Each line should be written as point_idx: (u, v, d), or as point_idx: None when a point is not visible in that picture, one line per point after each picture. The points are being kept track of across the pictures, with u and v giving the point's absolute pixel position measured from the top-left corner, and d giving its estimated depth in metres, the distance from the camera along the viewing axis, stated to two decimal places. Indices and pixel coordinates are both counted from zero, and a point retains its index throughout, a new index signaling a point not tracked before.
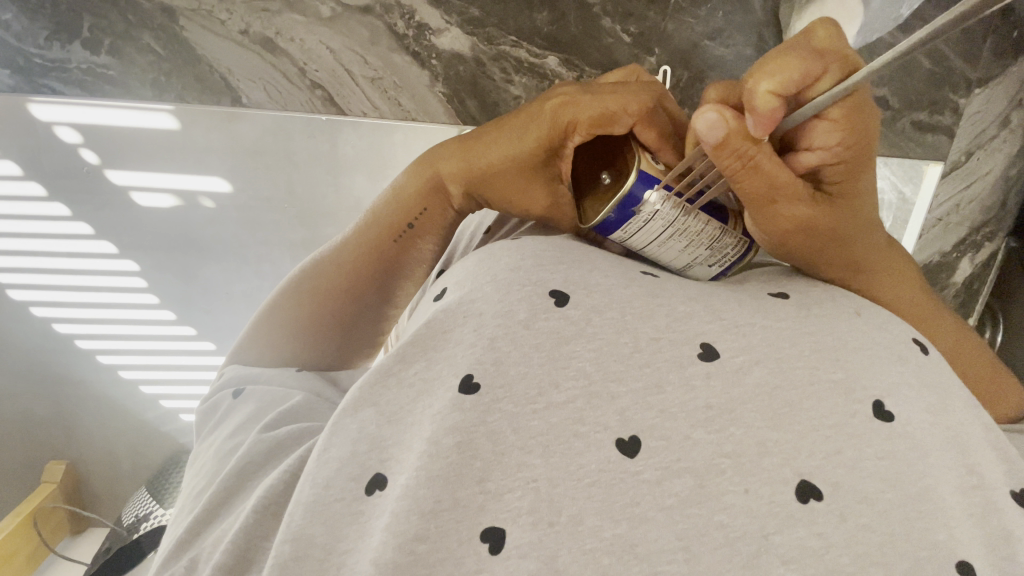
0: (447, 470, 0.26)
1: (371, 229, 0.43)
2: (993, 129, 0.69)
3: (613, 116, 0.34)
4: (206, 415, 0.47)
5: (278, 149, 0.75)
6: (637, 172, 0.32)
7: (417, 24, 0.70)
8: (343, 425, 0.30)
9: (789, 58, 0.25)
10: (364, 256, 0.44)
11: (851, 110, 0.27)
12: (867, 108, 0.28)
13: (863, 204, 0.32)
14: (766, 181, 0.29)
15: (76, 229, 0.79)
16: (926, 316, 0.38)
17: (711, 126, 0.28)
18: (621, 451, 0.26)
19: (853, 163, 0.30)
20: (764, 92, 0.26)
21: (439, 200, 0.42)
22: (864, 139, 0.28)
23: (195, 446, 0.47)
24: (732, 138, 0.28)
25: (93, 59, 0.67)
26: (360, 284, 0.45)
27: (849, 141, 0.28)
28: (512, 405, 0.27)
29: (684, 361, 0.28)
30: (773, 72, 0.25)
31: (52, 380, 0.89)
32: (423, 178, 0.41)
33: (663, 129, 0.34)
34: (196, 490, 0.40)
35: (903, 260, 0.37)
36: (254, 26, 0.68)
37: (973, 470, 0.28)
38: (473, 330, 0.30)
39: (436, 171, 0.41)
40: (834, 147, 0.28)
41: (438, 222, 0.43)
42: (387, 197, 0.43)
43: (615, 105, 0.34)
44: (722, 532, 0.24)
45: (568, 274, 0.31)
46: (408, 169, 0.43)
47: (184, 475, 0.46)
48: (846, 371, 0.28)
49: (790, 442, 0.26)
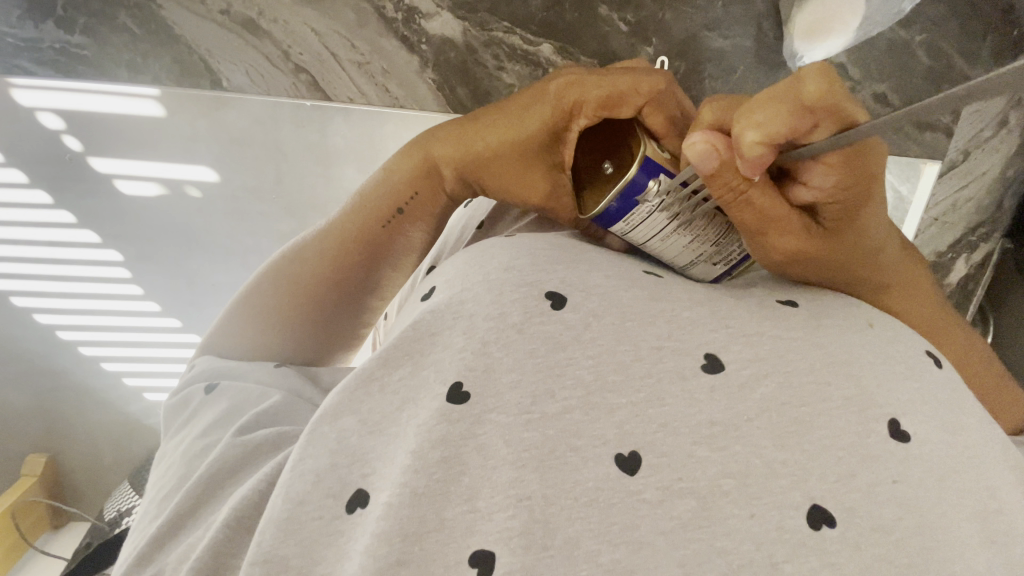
0: (431, 487, 0.24)
1: (359, 215, 0.41)
2: (991, 129, 0.68)
3: (620, 101, 0.32)
4: (173, 411, 0.44)
5: (266, 140, 0.72)
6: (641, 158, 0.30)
7: (407, 7, 0.68)
8: (320, 434, 0.28)
9: (776, 109, 0.24)
10: (350, 243, 0.42)
11: (847, 159, 0.26)
12: (867, 156, 0.26)
13: (869, 233, 0.31)
14: (758, 213, 0.29)
15: (57, 218, 0.76)
16: (937, 326, 0.37)
17: (700, 159, 0.27)
18: (621, 467, 0.24)
19: (853, 201, 0.28)
20: (752, 142, 0.25)
21: (431, 185, 0.40)
22: (865, 182, 0.27)
23: (161, 445, 0.44)
24: (723, 171, 0.27)
25: (67, 39, 0.64)
26: (345, 272, 0.43)
27: (847, 184, 0.27)
28: (504, 416, 0.25)
29: (687, 372, 0.26)
30: (764, 120, 0.25)
31: (28, 372, 0.86)
32: (416, 162, 0.39)
33: (672, 115, 0.32)
34: (163, 493, 0.38)
35: (915, 269, 0.36)
36: (236, 6, 0.66)
37: (990, 491, 0.26)
38: (462, 333, 0.27)
39: (431, 155, 0.38)
40: (828, 188, 0.27)
41: (429, 209, 0.41)
42: (377, 180, 0.41)
43: (624, 89, 0.31)
44: (726, 559, 0.22)
45: (565, 275, 0.29)
46: (401, 152, 0.40)
47: (149, 475, 0.43)
48: (859, 386, 0.26)
49: (800, 462, 0.24)
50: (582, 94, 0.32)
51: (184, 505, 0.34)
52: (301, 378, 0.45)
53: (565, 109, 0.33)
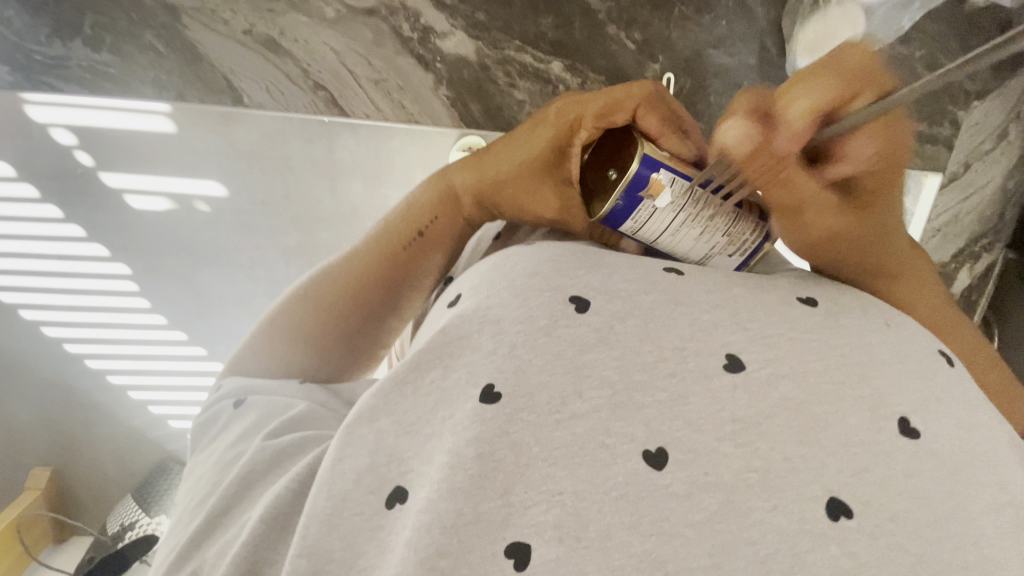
0: (468, 482, 0.25)
1: (381, 239, 0.43)
2: (990, 142, 0.71)
3: (614, 107, 0.33)
4: (204, 425, 0.46)
5: (275, 155, 0.73)
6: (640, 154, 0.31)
7: (423, 27, 0.70)
8: (357, 436, 0.29)
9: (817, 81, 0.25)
10: (372, 265, 0.43)
11: (884, 127, 0.26)
12: (901, 127, 0.27)
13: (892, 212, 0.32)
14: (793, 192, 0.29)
15: (67, 231, 0.78)
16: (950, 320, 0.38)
17: (740, 138, 0.26)
18: (648, 463, 0.25)
19: (881, 173, 0.29)
20: (800, 111, 0.25)
21: (451, 211, 0.42)
22: (898, 154, 0.27)
23: (192, 458, 0.45)
24: (765, 148, 0.26)
25: (94, 57, 0.67)
26: (369, 294, 0.44)
27: (882, 157, 0.27)
28: (535, 415, 0.26)
29: (710, 372, 0.27)
30: (810, 88, 0.25)
31: (35, 385, 0.87)
32: (439, 192, 0.42)
33: (666, 117, 0.33)
34: (195, 502, 0.39)
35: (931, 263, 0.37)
36: (258, 26, 0.68)
37: (1006, 488, 0.27)
38: (492, 337, 0.29)
39: (453, 185, 0.41)
40: (863, 162, 0.27)
41: (451, 234, 0.42)
42: (401, 209, 0.44)
43: (617, 96, 0.33)
44: (753, 549, 0.23)
45: (587, 280, 0.30)
46: (424, 184, 0.44)
47: (181, 488, 0.44)
48: (873, 388, 0.27)
49: (818, 457, 0.25)
50: (580, 107, 0.34)
51: (220, 504, 0.36)
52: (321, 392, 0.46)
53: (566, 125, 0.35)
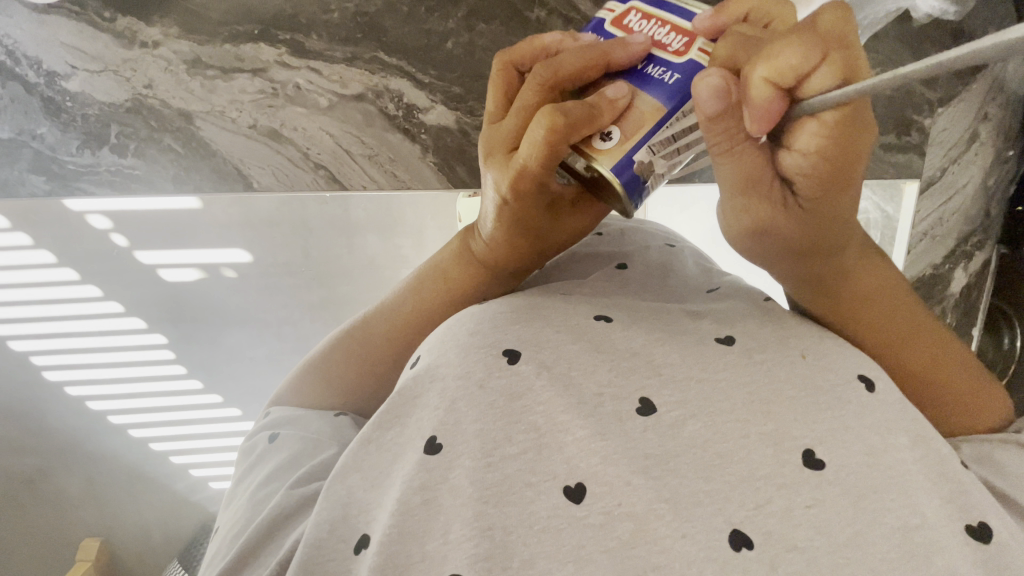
0: (415, 525, 0.32)
1: (411, 299, 0.52)
2: (964, 143, 0.75)
3: (555, 155, 0.38)
4: (245, 452, 0.53)
5: (295, 219, 0.85)
6: (607, 166, 0.37)
7: (406, 105, 0.77)
8: (334, 489, 0.36)
9: (786, 51, 0.31)
10: (412, 316, 0.51)
11: (843, 120, 0.32)
12: (857, 129, 0.33)
13: (837, 219, 0.38)
14: (745, 168, 0.35)
15: (106, 308, 0.89)
16: (908, 334, 0.43)
17: (713, 86, 0.33)
18: (568, 497, 0.31)
19: (830, 179, 0.35)
20: (759, 78, 0.31)
21: (476, 269, 0.49)
22: (846, 159, 0.34)
23: (234, 485, 0.52)
24: (725, 113, 0.33)
25: (121, 162, 0.76)
26: (417, 331, 0.52)
27: (827, 153, 0.33)
28: (469, 460, 0.32)
29: (624, 416, 0.33)
30: (773, 57, 0.31)
31: (85, 456, 0.96)
32: (466, 263, 0.50)
33: (585, 118, 0.36)
34: (231, 533, 0.45)
35: (896, 285, 0.43)
36: (261, 121, 0.76)
37: (914, 510, 0.31)
38: (437, 393, 0.36)
39: (476, 257, 0.49)
40: (809, 154, 0.34)
41: (494, 281, 0.50)
42: (426, 277, 0.52)
43: (547, 147, 0.37)
44: (658, 572, 0.29)
45: (520, 334, 0.37)
46: (439, 258, 0.52)
47: (222, 510, 0.51)
48: (776, 423, 0.33)
49: (721, 492, 0.31)
50: (536, 174, 0.39)
51: (247, 547, 0.41)
52: (350, 426, 0.52)
53: (536, 188, 0.41)
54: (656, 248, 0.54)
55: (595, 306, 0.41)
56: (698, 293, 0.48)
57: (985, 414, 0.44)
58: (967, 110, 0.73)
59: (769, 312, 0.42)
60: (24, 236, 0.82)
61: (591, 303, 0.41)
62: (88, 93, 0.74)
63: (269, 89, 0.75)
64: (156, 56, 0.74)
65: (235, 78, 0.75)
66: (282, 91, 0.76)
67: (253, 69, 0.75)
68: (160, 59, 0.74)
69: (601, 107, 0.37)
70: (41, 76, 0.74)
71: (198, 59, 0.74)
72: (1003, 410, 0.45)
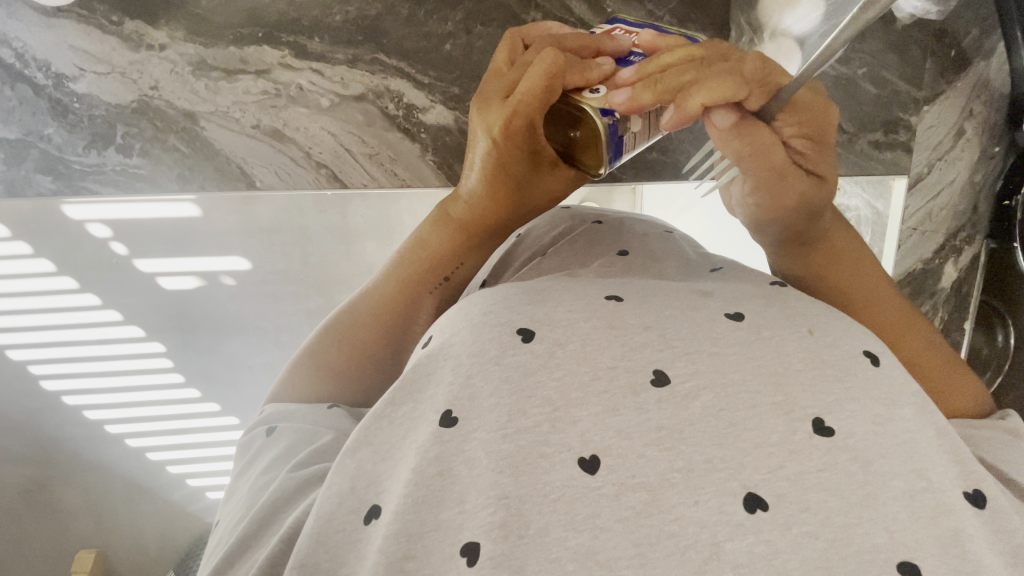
0: (429, 496, 0.32)
1: (398, 273, 0.56)
2: (951, 138, 0.76)
3: (548, 90, 0.44)
4: (244, 448, 0.54)
5: (292, 225, 0.87)
6: (594, 112, 0.43)
7: (406, 105, 0.78)
8: (344, 464, 0.37)
9: (721, 83, 0.38)
10: (398, 293, 0.56)
11: (802, 104, 0.40)
12: (813, 104, 0.40)
13: (816, 178, 0.46)
14: (768, 159, 0.42)
15: (105, 317, 0.89)
16: (878, 294, 0.50)
17: (722, 121, 0.40)
18: (582, 468, 0.31)
19: (819, 140, 0.43)
20: (696, 103, 0.39)
21: (457, 239, 0.55)
22: (825, 124, 0.42)
23: (234, 482, 0.52)
24: (738, 129, 0.40)
25: (126, 161, 0.77)
26: (404, 308, 0.56)
27: (814, 123, 0.42)
28: (485, 432, 0.33)
29: (638, 388, 0.34)
30: (709, 89, 0.38)
31: (82, 467, 0.96)
32: (446, 229, 0.56)
33: (576, 70, 0.44)
34: (232, 521, 0.46)
35: (867, 257, 0.51)
36: (264, 121, 0.77)
37: (921, 476, 0.32)
38: (450, 369, 0.36)
39: (455, 219, 0.55)
40: (799, 132, 0.42)
41: (471, 244, 0.56)
42: (414, 246, 0.57)
43: (548, 85, 0.43)
44: (673, 540, 0.29)
45: (533, 314, 0.38)
46: (427, 228, 0.57)
47: (222, 503, 0.51)
48: (786, 395, 0.34)
49: (734, 460, 0.31)
50: (528, 113, 0.46)
51: (251, 528, 0.42)
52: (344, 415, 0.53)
53: (524, 131, 0.47)
54: (656, 235, 0.55)
55: (604, 286, 0.42)
56: (702, 272, 0.48)
57: (971, 398, 0.47)
58: (952, 107, 0.74)
59: (776, 293, 0.43)
60: (23, 244, 0.83)
61: (603, 285, 0.42)
62: (95, 94, 0.75)
63: (271, 90, 0.77)
64: (162, 58, 0.75)
65: (239, 80, 0.76)
66: (285, 91, 0.77)
67: (257, 70, 0.76)
68: (166, 61, 0.75)
69: (591, 69, 0.45)
70: (49, 79, 0.74)
71: (203, 61, 0.75)
72: (982, 398, 0.47)
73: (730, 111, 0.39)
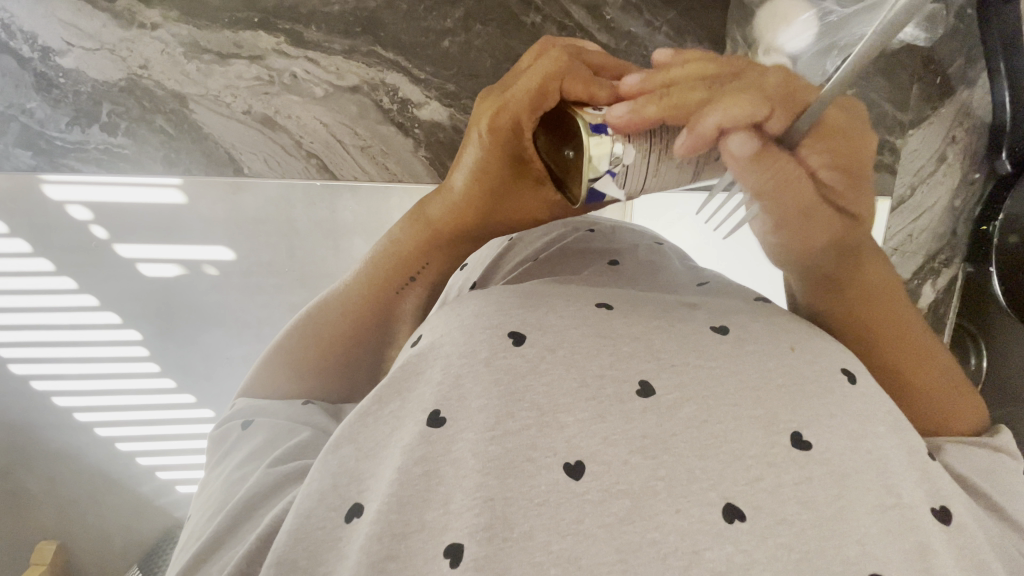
0: (413, 495, 0.32)
1: (367, 272, 0.54)
2: (932, 164, 0.79)
3: (541, 88, 0.40)
4: (216, 442, 0.53)
5: (280, 217, 0.85)
6: (585, 126, 0.34)
7: (401, 99, 0.78)
8: (326, 461, 0.36)
9: (742, 98, 0.32)
10: (366, 292, 0.54)
11: (828, 131, 0.33)
12: (841, 128, 0.33)
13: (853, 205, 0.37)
14: (791, 193, 0.35)
15: (80, 301, 0.87)
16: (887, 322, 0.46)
17: (747, 144, 0.33)
18: (567, 473, 0.31)
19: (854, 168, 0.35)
20: (712, 123, 0.33)
21: (426, 246, 0.53)
22: (857, 152, 0.34)
23: (206, 476, 0.51)
24: (761, 155, 0.33)
25: (110, 140, 0.76)
26: (372, 307, 0.55)
27: (840, 153, 0.34)
28: (472, 433, 0.32)
29: (624, 397, 0.34)
30: (726, 109, 0.32)
31: (47, 455, 0.92)
32: (417, 230, 0.53)
33: (582, 79, 0.39)
34: (207, 516, 0.45)
35: (887, 280, 0.46)
36: (256, 107, 0.76)
37: (892, 491, 0.32)
38: (440, 369, 0.36)
39: (429, 221, 0.52)
40: (827, 164, 0.34)
41: (440, 252, 0.53)
42: (386, 243, 0.54)
43: (542, 82, 0.40)
44: (654, 547, 0.29)
45: (524, 318, 0.38)
46: (404, 225, 0.54)
47: (195, 498, 0.50)
48: (765, 408, 0.34)
49: (716, 469, 0.31)
50: (514, 111, 0.42)
51: (226, 524, 0.40)
52: (321, 414, 0.52)
53: (507, 127, 0.43)
54: (645, 247, 0.55)
55: (594, 294, 0.42)
56: (688, 287, 0.48)
57: (960, 417, 0.47)
58: (936, 132, 0.78)
59: (763, 308, 0.43)
60: None
61: (592, 293, 0.41)
62: (82, 71, 0.73)
63: (265, 76, 0.75)
64: (153, 37, 0.73)
65: (232, 64, 0.75)
66: (278, 78, 0.76)
67: (251, 56, 0.74)
68: (158, 41, 0.73)
69: (599, 86, 0.38)
70: (36, 52, 0.72)
71: (195, 43, 0.74)
72: (972, 420, 0.47)
73: (750, 133, 0.33)
